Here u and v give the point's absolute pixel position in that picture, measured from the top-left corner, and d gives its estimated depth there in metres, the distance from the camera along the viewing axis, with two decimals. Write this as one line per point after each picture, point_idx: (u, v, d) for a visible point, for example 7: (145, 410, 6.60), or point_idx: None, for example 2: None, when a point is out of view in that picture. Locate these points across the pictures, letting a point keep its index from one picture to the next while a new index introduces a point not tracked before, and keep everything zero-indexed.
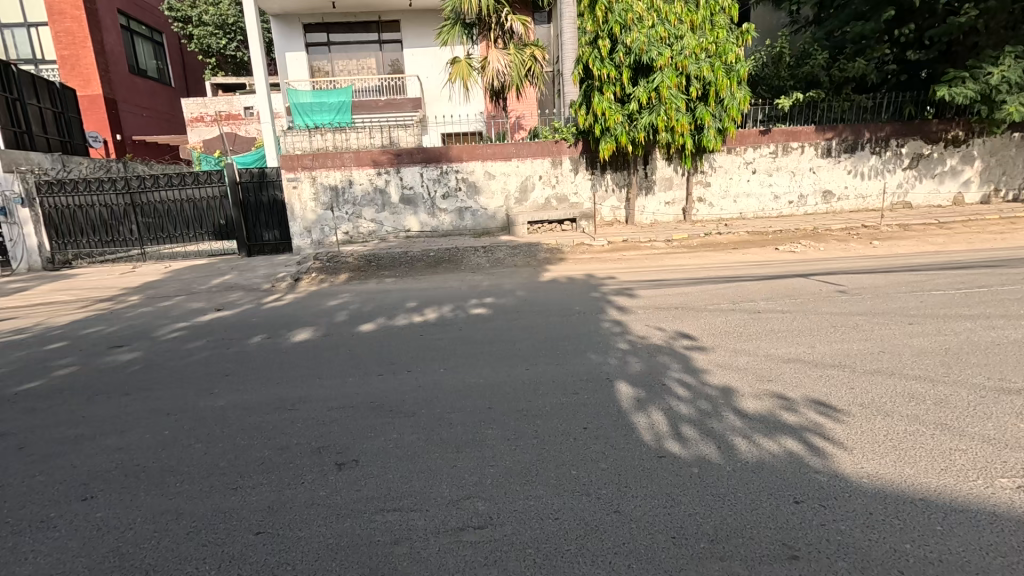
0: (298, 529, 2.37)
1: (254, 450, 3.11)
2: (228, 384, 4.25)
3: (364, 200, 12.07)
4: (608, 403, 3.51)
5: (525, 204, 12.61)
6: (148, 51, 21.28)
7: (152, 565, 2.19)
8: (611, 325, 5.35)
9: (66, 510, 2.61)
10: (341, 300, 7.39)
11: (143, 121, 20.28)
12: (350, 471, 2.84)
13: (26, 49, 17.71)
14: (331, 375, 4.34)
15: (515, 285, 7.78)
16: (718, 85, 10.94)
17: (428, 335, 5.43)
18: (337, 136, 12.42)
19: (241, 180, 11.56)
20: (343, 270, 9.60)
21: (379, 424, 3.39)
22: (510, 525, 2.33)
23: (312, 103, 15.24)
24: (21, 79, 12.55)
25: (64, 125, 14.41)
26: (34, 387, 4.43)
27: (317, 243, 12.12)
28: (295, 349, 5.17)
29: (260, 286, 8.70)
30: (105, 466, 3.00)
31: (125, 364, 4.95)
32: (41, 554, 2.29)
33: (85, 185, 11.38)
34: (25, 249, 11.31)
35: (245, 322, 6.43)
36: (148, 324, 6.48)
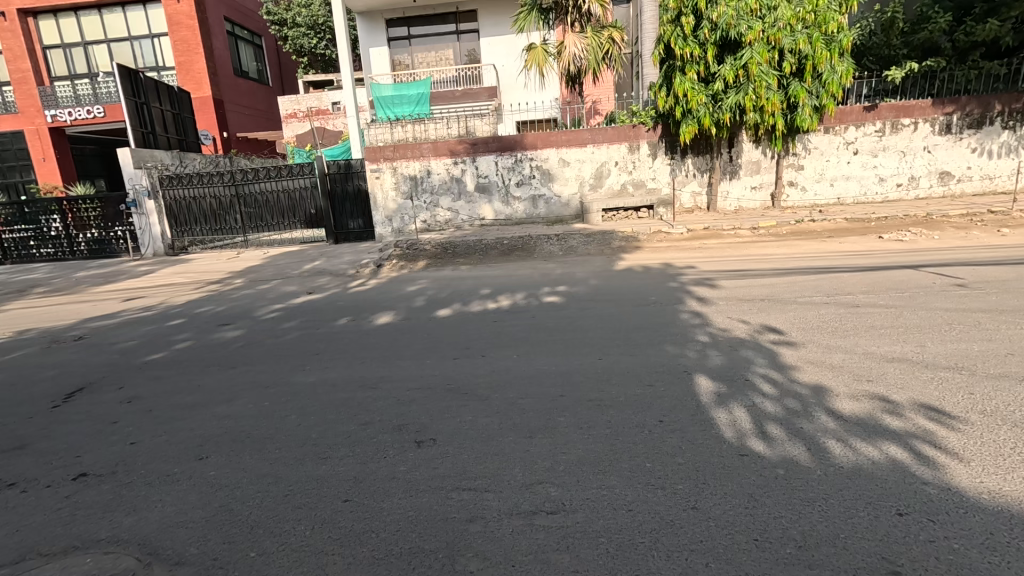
0: (380, 500, 2.52)
1: (341, 424, 3.34)
2: (318, 362, 4.59)
3: (441, 189, 12.39)
4: (686, 396, 3.39)
5: (600, 190, 12.36)
6: (249, 53, 23.12)
7: (256, 521, 2.43)
8: (689, 317, 5.15)
9: (185, 467, 2.96)
10: (419, 286, 7.69)
11: (245, 119, 22.13)
12: (428, 449, 2.97)
13: (151, 58, 19.91)
14: (410, 357, 4.54)
15: (588, 273, 7.69)
16: (817, 58, 10.03)
17: (502, 322, 5.51)
18: (416, 127, 12.78)
19: (329, 172, 12.43)
20: (421, 257, 9.96)
21: (455, 405, 3.51)
22: (582, 513, 2.33)
23: (393, 96, 15.83)
24: (147, 84, 14.14)
25: (181, 124, 16.07)
26: (159, 357, 5.05)
27: (397, 231, 12.58)
28: (377, 331, 5.46)
29: (346, 272, 9.26)
30: (216, 431, 3.36)
31: (231, 340, 5.49)
32: (166, 504, 2.61)
33: (198, 179, 12.66)
34: (151, 237, 12.81)
35: (332, 305, 6.90)
36: (250, 305, 7.14)
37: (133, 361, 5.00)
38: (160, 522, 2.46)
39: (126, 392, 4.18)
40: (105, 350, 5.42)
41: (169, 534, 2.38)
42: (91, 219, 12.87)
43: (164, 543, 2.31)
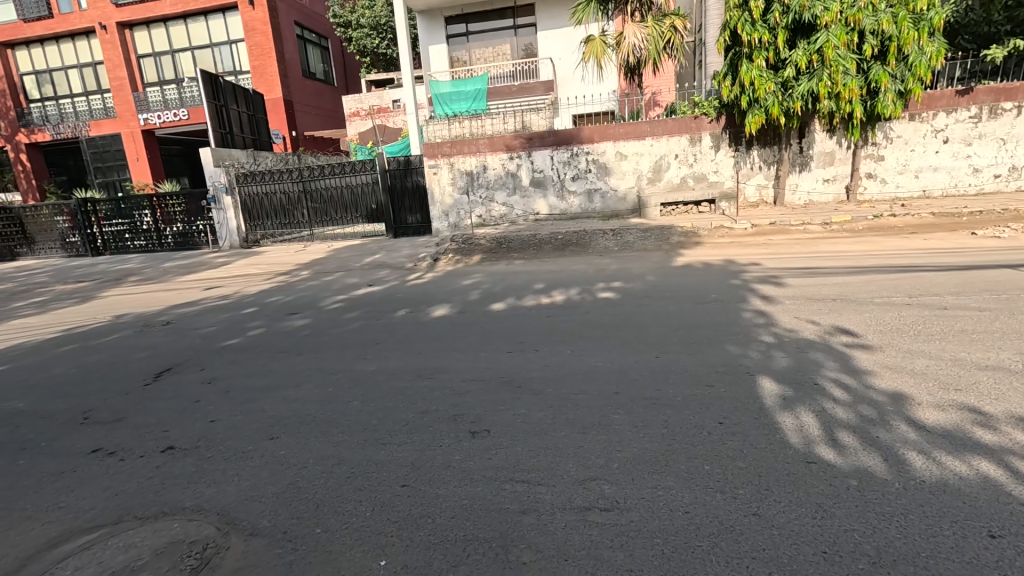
0: (436, 487, 2.59)
1: (400, 412, 3.46)
2: (378, 351, 4.77)
3: (497, 184, 12.48)
4: (748, 398, 3.25)
5: (659, 184, 12.04)
6: (317, 55, 24.20)
7: (321, 499, 2.56)
8: (753, 316, 4.92)
9: (258, 445, 3.16)
10: (474, 280, 7.80)
11: (312, 118, 23.20)
12: (482, 439, 3.02)
13: (229, 62, 21.26)
14: (465, 349, 4.63)
15: (645, 269, 7.52)
16: (903, 39, 9.25)
17: (556, 317, 5.50)
18: (473, 123, 12.93)
19: (389, 168, 12.82)
20: (476, 251, 10.09)
21: (509, 398, 3.54)
22: (637, 512, 2.29)
23: (451, 92, 16.10)
24: (226, 88, 15.14)
25: (255, 125, 17.09)
26: (235, 342, 5.43)
27: (453, 226, 12.80)
28: (434, 323, 5.60)
29: (404, 265, 9.55)
30: (285, 414, 3.58)
31: (299, 328, 5.81)
32: (242, 478, 2.81)
33: (270, 176, 13.44)
34: (228, 230, 13.76)
35: (391, 297, 7.14)
36: (315, 295, 7.52)
37: (213, 345, 5.40)
38: (236, 495, 2.65)
39: (207, 374, 4.53)
40: (189, 335, 5.89)
41: (244, 507, 2.56)
42: (176, 214, 13.99)
43: (240, 514, 2.49)
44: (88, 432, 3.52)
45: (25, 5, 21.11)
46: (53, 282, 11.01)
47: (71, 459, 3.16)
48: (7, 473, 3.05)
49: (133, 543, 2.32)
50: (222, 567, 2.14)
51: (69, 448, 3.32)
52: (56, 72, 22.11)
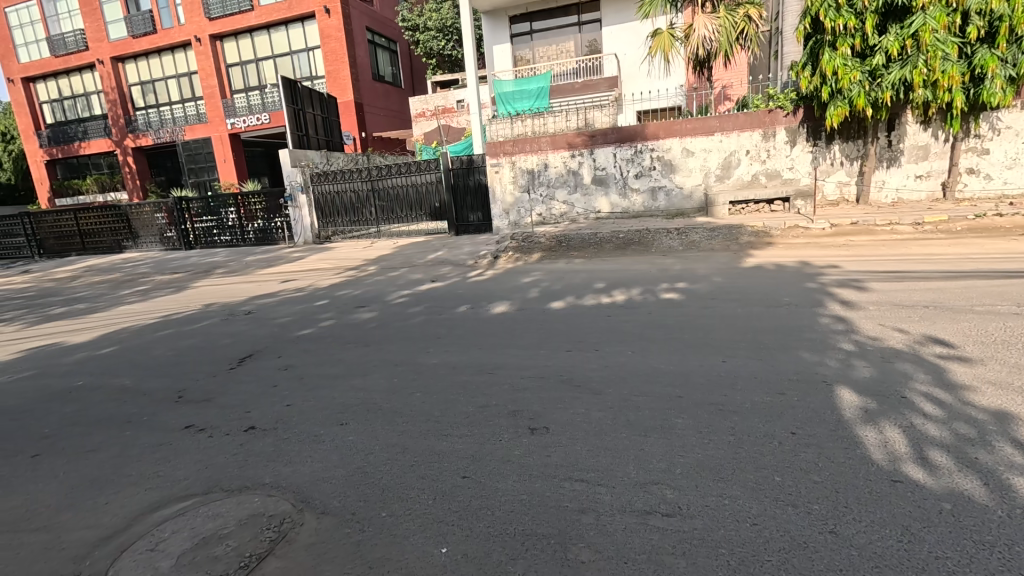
0: (496, 480, 2.63)
1: (461, 405, 3.54)
2: (440, 345, 4.90)
3: (558, 182, 12.43)
4: (825, 410, 3.05)
5: (727, 181, 11.53)
6: (386, 59, 25.13)
7: (386, 485, 2.68)
8: (831, 322, 4.61)
9: (329, 430, 3.35)
10: (533, 278, 7.82)
11: (381, 120, 24.12)
12: (541, 436, 3.03)
13: (306, 68, 22.51)
14: (525, 347, 4.66)
15: (712, 270, 7.23)
16: (1016, 19, 8.28)
17: (617, 317, 5.40)
18: (536, 121, 12.98)
19: (452, 167, 13.10)
20: (536, 249, 10.10)
21: (568, 397, 3.53)
22: (702, 520, 2.22)
23: (514, 91, 16.22)
24: (303, 92, 16.06)
25: (328, 127, 18.01)
26: (308, 332, 5.78)
27: (513, 225, 12.88)
28: (494, 320, 5.68)
29: (465, 262, 9.72)
30: (353, 401, 3.76)
31: (366, 320, 6.09)
32: (315, 460, 2.99)
33: (341, 176, 14.16)
34: (302, 227, 14.57)
35: (452, 293, 7.30)
36: (381, 290, 7.84)
37: (289, 334, 5.77)
38: (309, 475, 2.82)
39: (284, 360, 4.85)
40: (268, 324, 6.32)
41: (317, 487, 2.71)
42: (258, 211, 15.03)
43: (313, 494, 2.66)
44: (182, 410, 3.87)
45: (133, 22, 23.40)
46: (152, 273, 12.16)
47: (168, 433, 3.49)
48: (117, 441, 3.41)
49: (220, 513, 2.53)
50: (296, 542, 2.28)
51: (166, 422, 3.66)
52: (158, 82, 24.35)
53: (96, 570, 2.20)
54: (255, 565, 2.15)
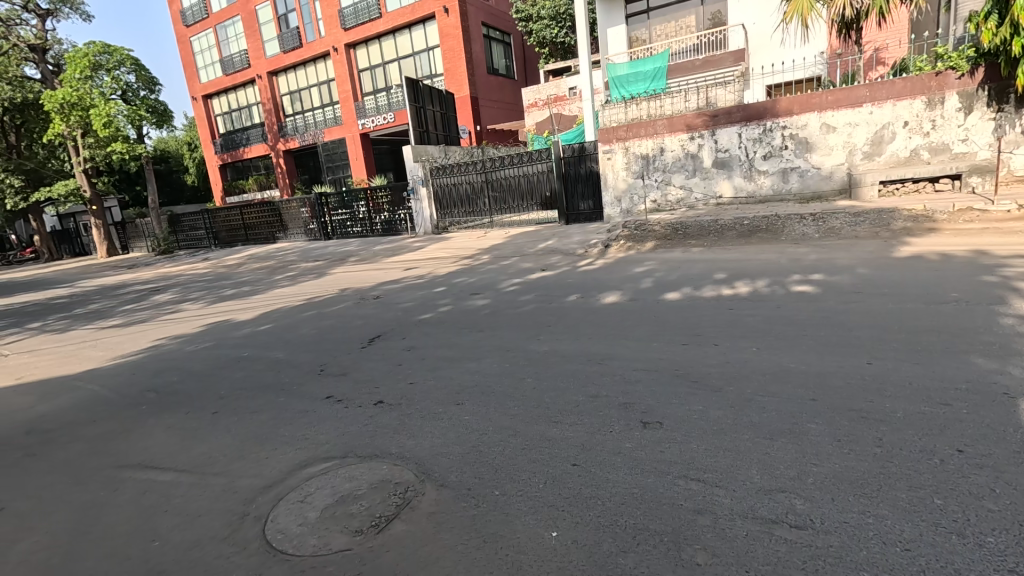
0: (606, 472, 2.61)
1: (571, 394, 3.56)
2: (551, 333, 4.97)
3: (675, 166, 11.80)
4: (1005, 427, 2.56)
5: (878, 158, 10.08)
6: (500, 51, 25.64)
7: (499, 465, 2.79)
8: (1016, 323, 3.84)
9: (447, 408, 3.57)
10: (646, 267, 7.57)
11: (496, 112, 24.72)
12: (654, 431, 2.94)
13: (427, 67, 23.77)
14: (637, 338, 4.54)
15: (855, 260, 6.40)
16: None
17: (739, 310, 5.02)
18: (652, 103, 12.12)
19: (564, 156, 13.08)
20: (649, 237, 9.73)
21: (683, 393, 3.37)
22: (838, 537, 2.00)
23: (629, 74, 15.71)
24: (424, 91, 17.04)
25: (447, 122, 18.92)
26: (429, 316, 6.18)
27: (626, 212, 12.50)
28: (605, 309, 5.60)
29: (575, 251, 9.70)
30: (468, 383, 3.96)
31: (479, 307, 6.36)
32: (434, 436, 3.21)
33: (458, 169, 14.81)
34: (423, 219, 15.55)
35: (563, 282, 7.32)
36: (493, 278, 8.11)
37: (411, 318, 6.23)
38: (430, 449, 3.04)
39: (407, 342, 5.25)
40: (393, 308, 6.88)
41: (436, 460, 2.92)
42: (384, 204, 16.33)
43: (432, 467, 2.85)
44: (323, 382, 4.37)
45: (284, 39, 26.51)
46: (299, 261, 13.82)
47: (312, 401, 3.97)
48: (273, 405, 3.96)
49: (355, 475, 2.83)
50: (419, 509, 2.48)
51: (312, 392, 4.16)
52: (303, 90, 27.34)
53: (259, 512, 2.58)
54: (384, 525, 2.37)
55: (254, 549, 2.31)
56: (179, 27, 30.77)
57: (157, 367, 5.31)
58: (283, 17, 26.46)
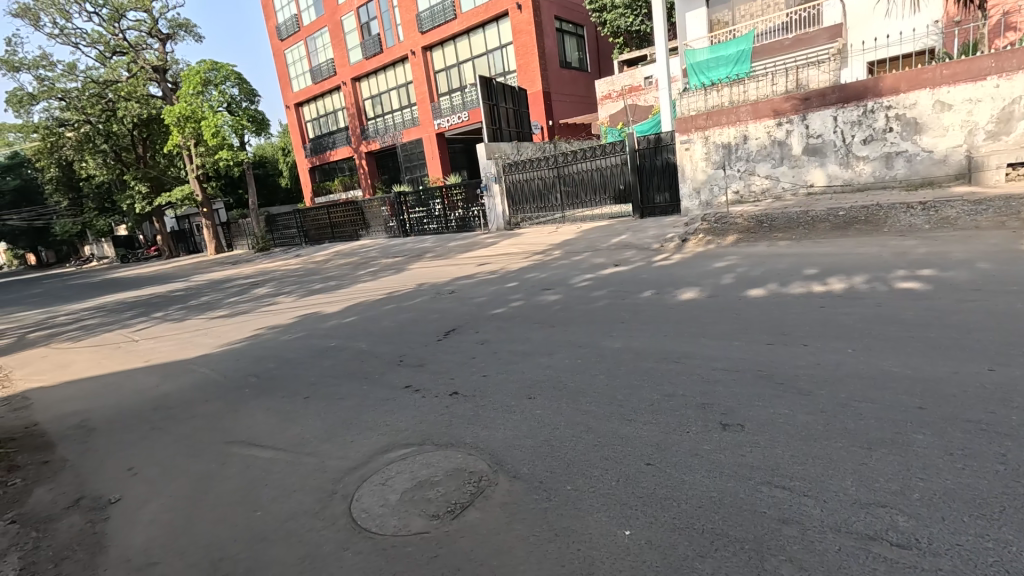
0: (682, 473, 2.53)
1: (645, 392, 3.47)
2: (624, 330, 4.87)
3: (760, 155, 11.07)
4: None
5: (1005, 138, 8.88)
6: (574, 44, 25.35)
7: (571, 460, 2.79)
8: None
9: (520, 402, 3.62)
10: (727, 262, 7.19)
11: (569, 106, 24.47)
12: (735, 434, 2.81)
13: (499, 65, 24.02)
14: (717, 336, 4.34)
15: (976, 254, 5.69)
16: None
17: (832, 309, 4.64)
18: (734, 89, 11.38)
19: (639, 148, 12.81)
20: (731, 231, 9.24)
21: (768, 395, 3.18)
22: (950, 561, 1.81)
23: (710, 59, 15.08)
24: (496, 89, 17.29)
25: (519, 118, 19.05)
26: (501, 311, 6.28)
27: (705, 205, 11.88)
28: (682, 306, 5.40)
29: (650, 246, 9.43)
30: (540, 378, 3.99)
31: (552, 303, 6.36)
32: (507, 428, 3.26)
33: (531, 164, 14.89)
34: (495, 215, 15.78)
35: (637, 277, 7.14)
36: (565, 274, 8.07)
37: (485, 312, 6.37)
38: (503, 441, 3.10)
39: (481, 336, 5.37)
40: (467, 303, 7.05)
41: (509, 452, 2.97)
42: (458, 201, 16.75)
43: (506, 458, 2.91)
44: (403, 372, 4.59)
45: (366, 46, 27.88)
46: (379, 257, 14.55)
47: (392, 390, 4.19)
48: (358, 393, 4.22)
49: (432, 462, 2.95)
50: (492, 499, 2.54)
51: (393, 381, 4.39)
52: (384, 94, 28.65)
53: (346, 492, 2.77)
54: (459, 512, 2.45)
55: (342, 524, 2.48)
56: (274, 41, 33.33)
57: (256, 354, 5.83)
58: (365, 25, 27.84)
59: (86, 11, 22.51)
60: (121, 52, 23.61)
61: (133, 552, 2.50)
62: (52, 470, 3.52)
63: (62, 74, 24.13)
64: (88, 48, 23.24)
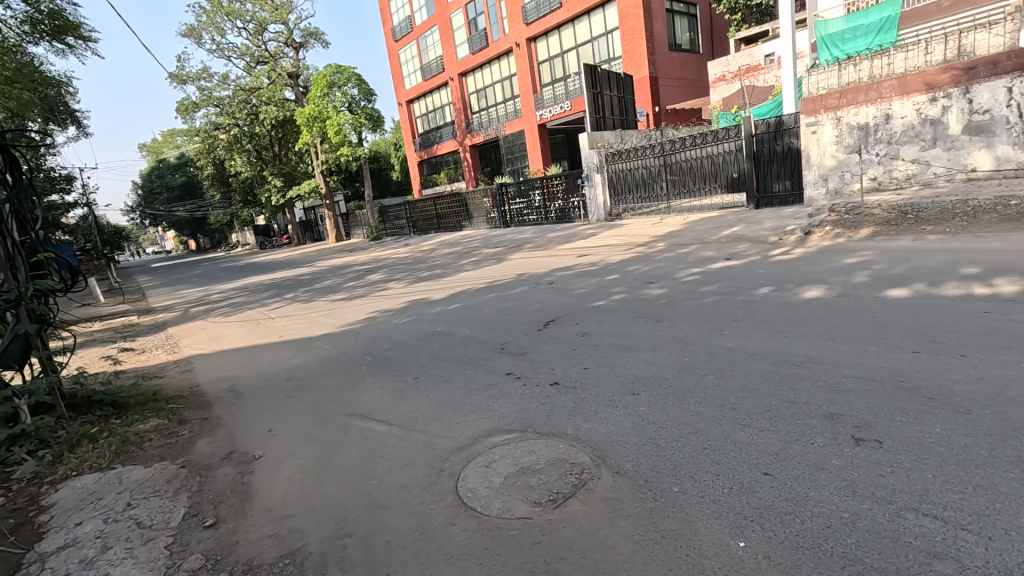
0: (807, 487, 2.31)
1: (762, 396, 3.22)
2: (737, 328, 4.56)
3: (905, 136, 9.69)
4: None
5: None
6: (686, 25, 23.95)
7: (678, 462, 2.67)
8: None
9: (622, 397, 3.54)
10: (861, 258, 6.42)
11: (679, 91, 23.15)
12: (871, 449, 2.51)
13: (605, 51, 23.44)
14: (847, 340, 3.90)
15: None
16: None
17: (1000, 315, 3.94)
18: (876, 62, 9.83)
19: (756, 133, 11.96)
20: (865, 223, 8.23)
21: (915, 410, 2.79)
22: None
23: (844, 30, 13.40)
24: (600, 76, 16.97)
25: (623, 105, 18.51)
26: (603, 304, 6.18)
27: (834, 193, 10.70)
28: (805, 305, 4.94)
29: (767, 239, 8.71)
30: (644, 374, 3.87)
31: (656, 297, 6.12)
32: (608, 423, 3.21)
33: (634, 153, 14.43)
34: (596, 206, 15.32)
35: (753, 273, 6.62)
36: (671, 267, 7.70)
37: (586, 304, 6.31)
38: (605, 436, 3.06)
39: (582, 328, 5.33)
40: (568, 294, 7.04)
41: (612, 447, 2.92)
42: (558, 192, 16.70)
43: (610, 453, 2.87)
44: (505, 359, 4.71)
45: (473, 41, 28.66)
46: (481, 247, 14.98)
47: (495, 376, 4.32)
48: (463, 376, 4.42)
49: (534, 450, 2.99)
50: (595, 492, 2.51)
51: (496, 367, 4.52)
52: (488, 87, 29.27)
53: (453, 470, 2.91)
54: (561, 501, 2.47)
55: (450, 500, 2.61)
56: (389, 43, 35.51)
57: (372, 335, 6.32)
58: (472, 20, 28.62)
59: (236, 26, 25.63)
60: (263, 62, 26.60)
61: (274, 503, 2.84)
62: (211, 425, 4.12)
63: (218, 84, 27.80)
64: (238, 59, 26.51)
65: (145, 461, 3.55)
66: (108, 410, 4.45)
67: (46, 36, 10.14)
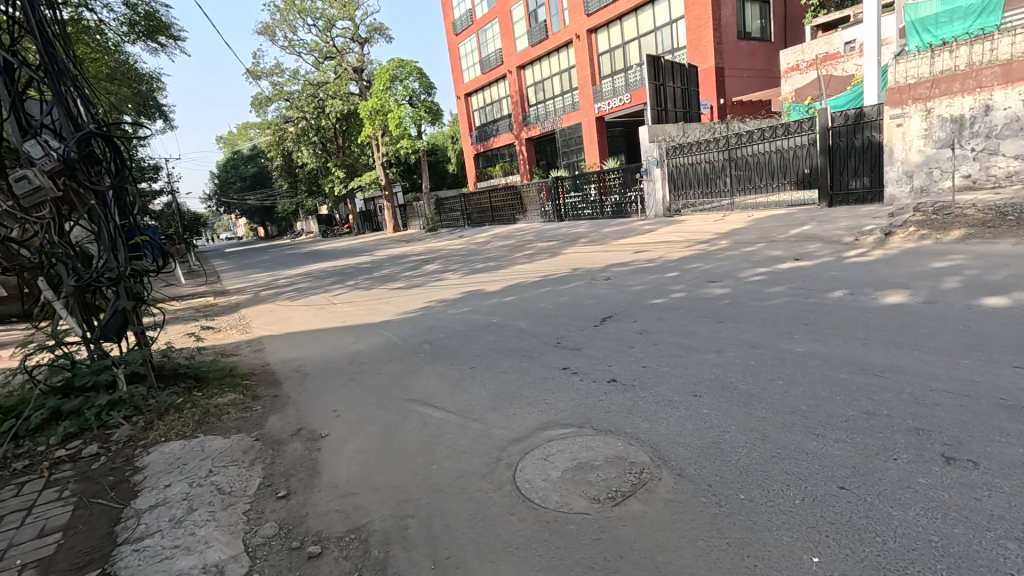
0: (889, 505, 2.16)
1: (836, 406, 3.04)
2: (808, 332, 4.31)
3: (1008, 129, 8.71)
4: None
5: None
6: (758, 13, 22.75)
7: (745, 468, 2.57)
8: None
9: (683, 398, 3.44)
10: (951, 262, 5.90)
11: (747, 82, 22.05)
12: (963, 470, 2.31)
13: (668, 42, 22.72)
14: (935, 350, 3.61)
15: None
16: None
17: None
18: (977, 48, 8.95)
19: (833, 126, 11.28)
20: (956, 223, 7.54)
21: (1017, 431, 2.54)
22: None
23: (939, 13, 12.27)
24: (663, 68, 16.48)
25: (686, 97, 17.85)
26: (662, 301, 6.03)
27: (919, 191, 9.92)
28: (886, 310, 4.60)
29: (841, 239, 8.18)
30: (706, 375, 3.74)
31: (718, 296, 5.90)
32: (667, 424, 3.12)
33: (696, 147, 13.91)
34: (655, 200, 15.05)
35: (826, 274, 6.24)
36: (734, 266, 7.39)
37: (643, 301, 6.17)
38: (665, 436, 2.99)
39: (640, 325, 5.22)
40: (625, 290, 6.90)
41: (673, 449, 2.85)
42: (615, 186, 16.38)
43: (671, 455, 2.79)
44: (561, 353, 4.69)
45: (532, 33, 28.56)
46: (535, 241, 14.97)
47: (551, 370, 4.30)
48: (519, 368, 4.44)
49: (592, 446, 2.97)
50: (655, 493, 2.46)
51: (552, 361, 4.51)
52: (546, 80, 29.08)
53: (511, 461, 2.93)
54: (620, 500, 2.43)
55: (508, 490, 2.64)
56: (450, 37, 35.99)
57: (428, 324, 6.46)
58: (533, 12, 28.49)
59: (307, 23, 26.78)
60: (330, 57, 27.64)
61: (339, 480, 2.97)
62: (281, 402, 4.36)
63: (289, 80, 29.19)
64: (308, 55, 27.71)
65: (223, 431, 3.82)
66: (191, 382, 4.81)
67: (141, 36, 10.98)
